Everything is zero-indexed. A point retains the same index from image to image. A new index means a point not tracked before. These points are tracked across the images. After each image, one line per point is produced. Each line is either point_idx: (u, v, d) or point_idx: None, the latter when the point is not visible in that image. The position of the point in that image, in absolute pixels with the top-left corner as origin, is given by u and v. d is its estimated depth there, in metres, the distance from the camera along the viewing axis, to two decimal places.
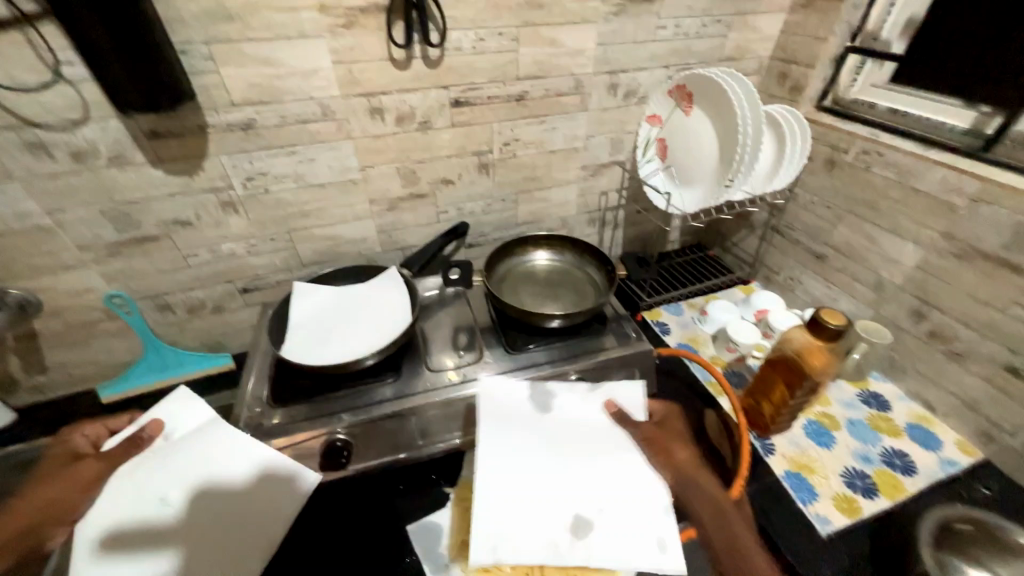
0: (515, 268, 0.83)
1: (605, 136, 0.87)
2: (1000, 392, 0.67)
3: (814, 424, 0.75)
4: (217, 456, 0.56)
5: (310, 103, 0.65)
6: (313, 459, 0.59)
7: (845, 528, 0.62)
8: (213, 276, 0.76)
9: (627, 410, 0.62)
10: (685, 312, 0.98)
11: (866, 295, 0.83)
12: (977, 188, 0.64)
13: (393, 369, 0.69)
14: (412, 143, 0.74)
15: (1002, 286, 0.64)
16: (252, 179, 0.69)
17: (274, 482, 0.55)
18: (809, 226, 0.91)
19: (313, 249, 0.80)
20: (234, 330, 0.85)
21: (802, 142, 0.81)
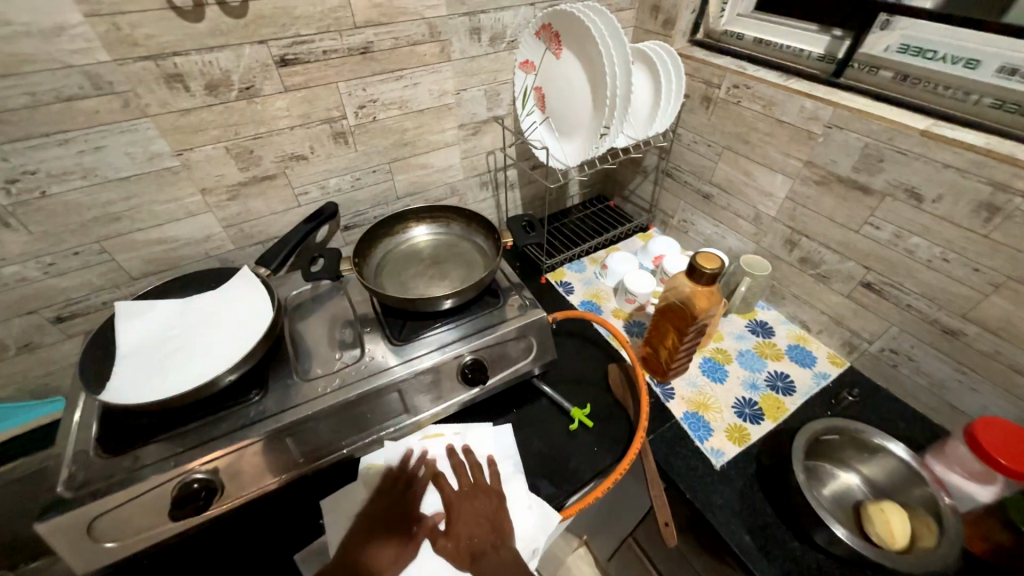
0: (396, 249, 0.75)
1: (478, 89, 0.79)
2: (858, 305, 0.73)
3: (709, 361, 0.78)
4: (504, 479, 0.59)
5: (71, 74, 0.50)
6: (166, 507, 0.51)
7: (735, 457, 0.65)
8: (5, 308, 0.61)
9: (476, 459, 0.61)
10: (587, 268, 0.96)
11: (748, 229, 0.86)
12: (830, 114, 0.65)
13: (258, 384, 0.59)
14: (238, 115, 0.61)
15: (856, 207, 0.67)
16: (17, 181, 0.53)
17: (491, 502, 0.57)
18: (694, 166, 0.91)
19: (142, 258, 0.66)
20: (63, 366, 0.70)
21: (677, 78, 0.78)
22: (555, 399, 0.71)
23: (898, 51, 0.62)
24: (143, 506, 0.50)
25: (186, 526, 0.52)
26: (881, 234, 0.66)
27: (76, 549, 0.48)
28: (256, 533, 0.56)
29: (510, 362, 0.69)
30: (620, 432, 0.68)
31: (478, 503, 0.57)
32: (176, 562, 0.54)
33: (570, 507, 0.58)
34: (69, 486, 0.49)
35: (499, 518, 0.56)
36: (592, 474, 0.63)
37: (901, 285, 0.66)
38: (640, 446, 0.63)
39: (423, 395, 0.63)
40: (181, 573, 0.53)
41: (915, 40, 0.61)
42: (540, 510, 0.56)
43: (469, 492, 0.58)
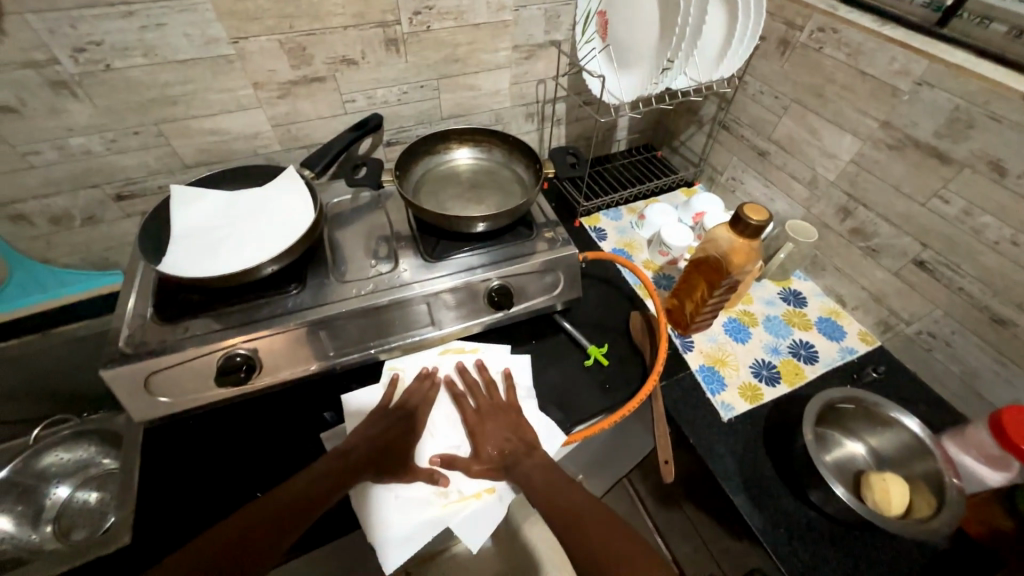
0: (436, 169, 0.75)
1: (538, 7, 0.74)
2: (904, 284, 0.70)
3: (734, 322, 0.77)
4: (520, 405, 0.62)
5: None
6: (212, 373, 0.56)
7: (744, 412, 0.66)
8: (72, 179, 0.64)
9: (492, 381, 0.63)
10: (624, 217, 0.94)
11: (801, 194, 0.81)
12: (923, 68, 0.59)
13: (297, 279, 0.63)
14: (294, 6, 0.60)
15: (927, 177, 0.62)
16: (83, 50, 0.54)
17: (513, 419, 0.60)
18: (755, 120, 0.85)
19: (195, 147, 0.68)
20: (121, 244, 0.75)
21: (756, 13, 0.70)
22: (573, 336, 0.73)
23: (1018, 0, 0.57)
24: (191, 370, 0.55)
25: (225, 394, 0.58)
26: (948, 209, 0.62)
27: (133, 398, 0.54)
28: (288, 411, 0.62)
29: (535, 292, 0.70)
30: (634, 374, 0.69)
31: (499, 418, 0.60)
32: (216, 426, 0.60)
33: (574, 435, 0.61)
34: (129, 343, 0.54)
35: (521, 429, 0.59)
36: (601, 407, 0.66)
37: (956, 265, 0.63)
38: (651, 389, 0.65)
39: (450, 311, 0.66)
40: (220, 435, 0.59)
41: None
42: (546, 427, 0.60)
43: (489, 410, 0.60)
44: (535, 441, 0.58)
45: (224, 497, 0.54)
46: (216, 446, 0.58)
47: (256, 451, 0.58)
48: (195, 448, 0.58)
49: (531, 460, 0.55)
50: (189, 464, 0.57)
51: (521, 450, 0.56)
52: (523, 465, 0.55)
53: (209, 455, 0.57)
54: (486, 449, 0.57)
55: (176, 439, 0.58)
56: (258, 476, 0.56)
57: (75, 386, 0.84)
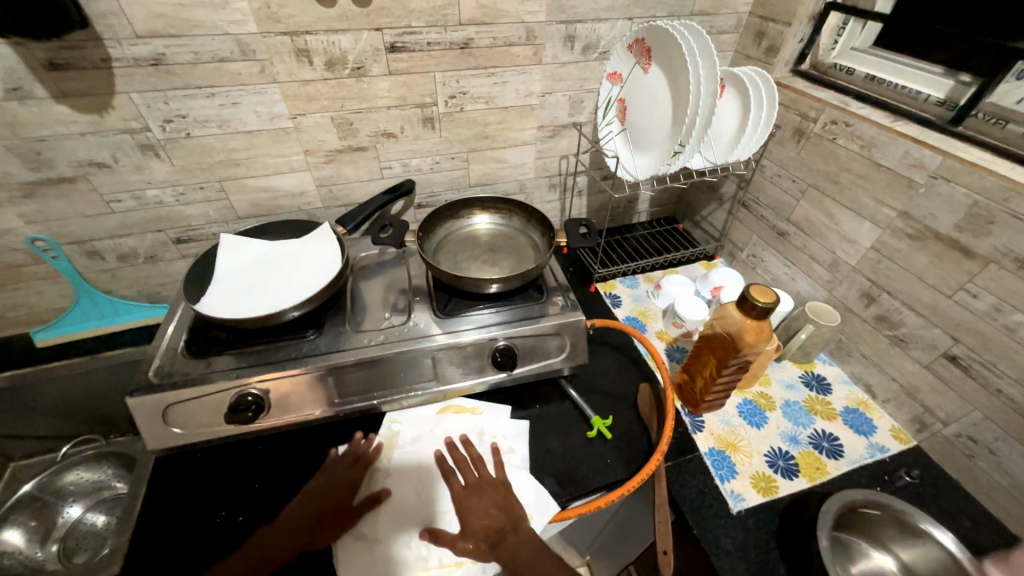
0: (458, 231, 0.80)
1: (563, 94, 0.82)
2: (938, 380, 0.65)
3: (749, 403, 0.74)
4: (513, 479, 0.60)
5: (226, 40, 0.60)
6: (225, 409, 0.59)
7: (757, 506, 0.61)
8: (143, 223, 0.74)
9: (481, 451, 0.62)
10: (640, 286, 0.95)
11: (822, 275, 0.80)
12: (938, 163, 0.60)
13: (316, 325, 0.67)
14: (346, 90, 0.69)
15: (951, 269, 0.60)
16: (171, 122, 0.65)
17: (500, 493, 0.58)
18: (773, 201, 0.86)
19: (249, 202, 0.77)
20: (173, 280, 0.84)
21: (771, 105, 0.74)
22: (578, 404, 0.72)
23: None
24: (207, 404, 0.59)
25: (235, 430, 0.61)
26: (978, 304, 0.58)
27: (152, 426, 0.58)
28: (289, 454, 0.63)
29: (540, 357, 0.70)
30: (637, 451, 0.66)
31: (486, 491, 0.58)
32: (221, 462, 0.62)
33: (568, 510, 0.58)
34: (158, 373, 0.59)
35: (510, 504, 0.57)
36: (600, 483, 0.63)
37: (993, 365, 0.58)
38: (655, 469, 0.62)
39: (454, 368, 0.67)
40: (223, 471, 0.61)
41: None
42: (536, 498, 0.58)
43: (475, 483, 0.58)
44: (523, 520, 0.56)
45: (216, 536, 0.55)
46: (218, 481, 0.60)
47: (251, 492, 0.59)
48: (198, 481, 0.60)
49: (515, 538, 0.54)
50: (190, 496, 0.59)
51: (508, 527, 0.55)
52: (508, 543, 0.53)
53: (209, 489, 0.59)
54: (472, 526, 0.55)
55: (183, 470, 0.61)
56: (251, 517, 0.57)
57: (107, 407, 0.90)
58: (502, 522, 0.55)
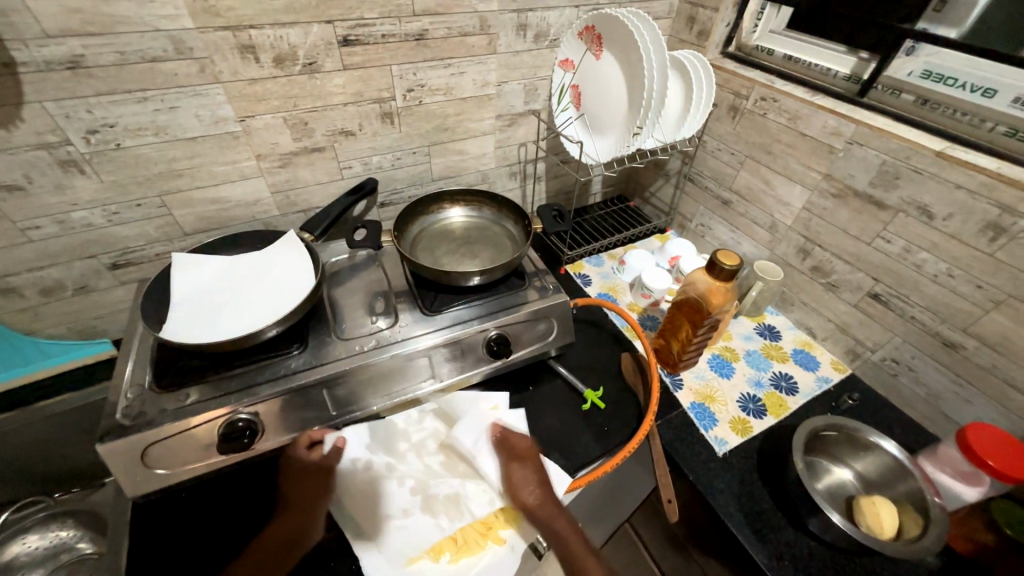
0: (431, 227, 0.80)
1: (518, 83, 0.83)
2: (865, 315, 0.76)
3: (717, 357, 0.82)
4: None
5: (157, 37, 0.54)
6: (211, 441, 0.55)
7: (738, 446, 0.69)
8: (70, 251, 0.65)
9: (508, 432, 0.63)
10: (606, 263, 1.00)
11: (763, 236, 0.90)
12: (852, 130, 0.69)
13: (298, 339, 0.64)
14: (298, 88, 0.65)
15: (869, 220, 0.71)
16: (96, 132, 0.57)
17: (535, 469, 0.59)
18: (715, 173, 0.95)
19: (196, 216, 0.71)
20: (111, 311, 0.75)
21: (706, 87, 0.81)
22: (569, 380, 0.75)
23: (921, 76, 0.66)
24: (188, 440, 0.54)
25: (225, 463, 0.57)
26: (891, 248, 0.70)
27: (128, 471, 0.53)
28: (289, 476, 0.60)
29: (530, 341, 0.73)
30: (630, 415, 0.71)
31: (530, 467, 0.60)
32: (212, 497, 0.57)
33: (579, 479, 0.62)
34: (128, 414, 0.54)
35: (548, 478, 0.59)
36: (602, 450, 0.67)
37: (906, 297, 0.70)
38: (649, 428, 0.68)
39: (449, 364, 0.67)
40: (217, 505, 0.57)
41: (938, 66, 0.64)
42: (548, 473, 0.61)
43: (521, 459, 0.60)
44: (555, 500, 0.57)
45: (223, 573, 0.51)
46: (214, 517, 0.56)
47: (255, 523, 0.56)
48: (189, 521, 0.55)
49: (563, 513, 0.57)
50: (187, 540, 0.54)
51: (554, 500, 0.57)
52: (557, 515, 0.56)
53: (204, 526, 0.55)
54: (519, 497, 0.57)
55: (169, 513, 0.56)
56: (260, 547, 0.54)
57: (57, 457, 0.82)
58: (546, 493, 0.58)
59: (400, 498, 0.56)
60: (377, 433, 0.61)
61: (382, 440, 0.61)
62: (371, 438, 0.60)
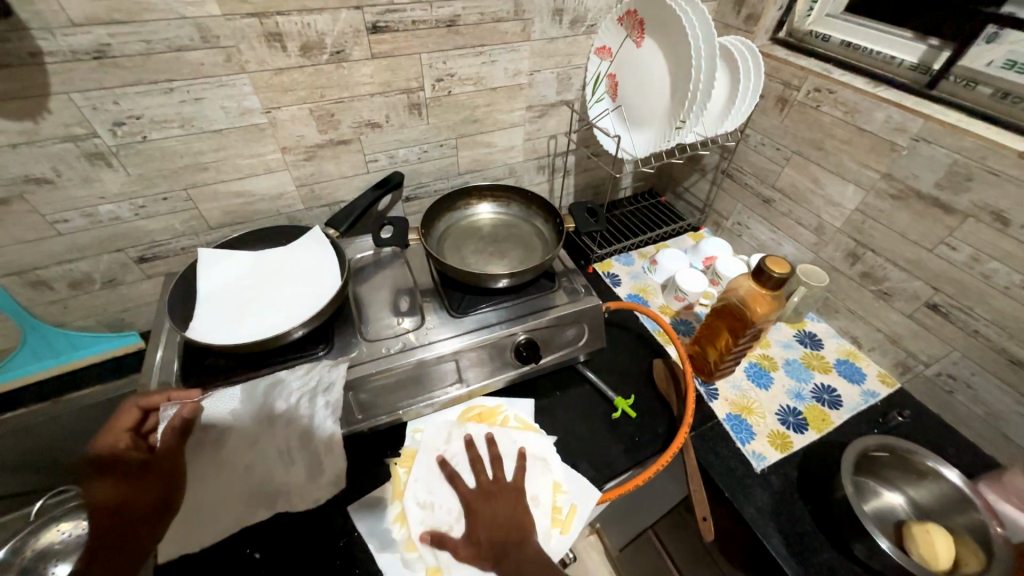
0: (457, 224, 0.77)
1: (552, 71, 0.78)
2: (920, 326, 0.71)
3: (755, 366, 0.78)
4: (545, 466, 0.60)
5: (183, 25, 0.52)
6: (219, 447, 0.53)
7: (777, 462, 0.66)
8: (97, 244, 0.65)
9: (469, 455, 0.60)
10: (636, 262, 0.96)
11: (808, 239, 0.84)
12: (919, 126, 0.63)
13: (324, 340, 0.62)
14: (325, 78, 0.63)
15: (933, 225, 0.65)
16: (122, 124, 0.56)
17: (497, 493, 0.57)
18: (758, 169, 0.89)
19: (221, 210, 0.70)
20: (139, 304, 0.75)
21: (756, 75, 0.75)
22: (598, 387, 0.72)
23: (1003, 67, 0.59)
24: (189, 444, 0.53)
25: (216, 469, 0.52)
26: (956, 255, 0.64)
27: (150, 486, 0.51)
28: None
29: (559, 345, 0.70)
30: (663, 425, 0.68)
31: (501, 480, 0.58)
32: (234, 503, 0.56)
33: (609, 492, 0.59)
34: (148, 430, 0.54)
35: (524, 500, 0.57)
36: (632, 462, 0.64)
37: (969, 309, 0.65)
38: (683, 440, 0.64)
39: (477, 368, 0.65)
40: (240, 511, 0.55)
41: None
42: (580, 486, 0.59)
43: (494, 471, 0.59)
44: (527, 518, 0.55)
45: None
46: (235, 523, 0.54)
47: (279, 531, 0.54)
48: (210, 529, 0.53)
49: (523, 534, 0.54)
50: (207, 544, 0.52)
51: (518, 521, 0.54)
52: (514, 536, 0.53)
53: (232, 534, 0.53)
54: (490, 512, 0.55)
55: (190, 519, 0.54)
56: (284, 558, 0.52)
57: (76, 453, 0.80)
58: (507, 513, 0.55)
59: (255, 473, 0.53)
60: (255, 395, 0.55)
61: (250, 409, 0.54)
62: (240, 405, 0.55)
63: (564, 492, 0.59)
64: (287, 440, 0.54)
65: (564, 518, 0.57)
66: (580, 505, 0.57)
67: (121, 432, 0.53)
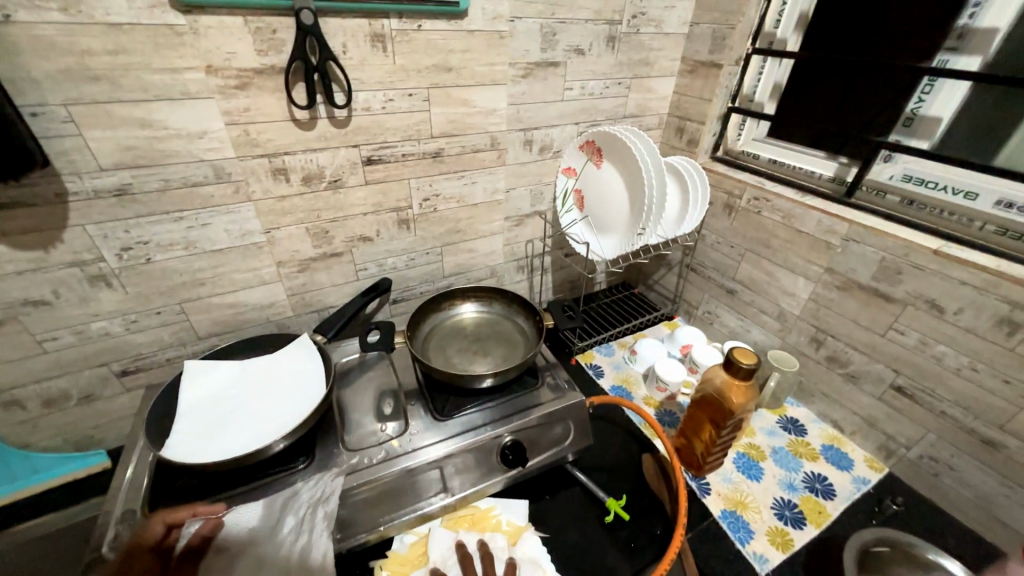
0: (443, 324, 0.81)
1: (526, 188, 0.89)
2: (892, 409, 0.74)
3: (743, 457, 0.77)
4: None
5: (200, 166, 0.59)
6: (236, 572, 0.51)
7: (781, 564, 0.62)
8: (81, 360, 0.65)
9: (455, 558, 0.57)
10: (616, 353, 1.00)
11: (773, 325, 0.90)
12: (846, 228, 0.73)
13: (305, 452, 0.61)
14: (323, 202, 0.70)
15: (879, 312, 0.72)
16: (129, 248, 0.60)
17: None
18: (717, 264, 0.98)
19: (211, 321, 0.72)
20: (112, 419, 0.73)
21: (702, 189, 0.87)
22: (589, 487, 0.70)
23: (902, 180, 0.71)
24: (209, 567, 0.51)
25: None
26: (906, 340, 0.69)
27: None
28: None
29: (545, 445, 0.69)
30: (658, 527, 0.65)
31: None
32: None
33: None
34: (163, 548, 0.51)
35: None
36: (629, 573, 0.60)
37: (931, 390, 0.68)
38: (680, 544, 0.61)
39: (462, 474, 0.63)
40: None
41: (917, 172, 0.69)
42: None
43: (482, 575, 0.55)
44: None
45: None
46: None
47: None
48: None
49: None
50: None
51: None
52: None
53: None
54: None
55: None
56: None
57: None
58: None
59: None
60: (272, 510, 0.55)
61: (265, 527, 0.53)
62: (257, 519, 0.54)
63: None
64: (285, 559, 0.51)
65: None
66: None
67: (137, 550, 0.50)
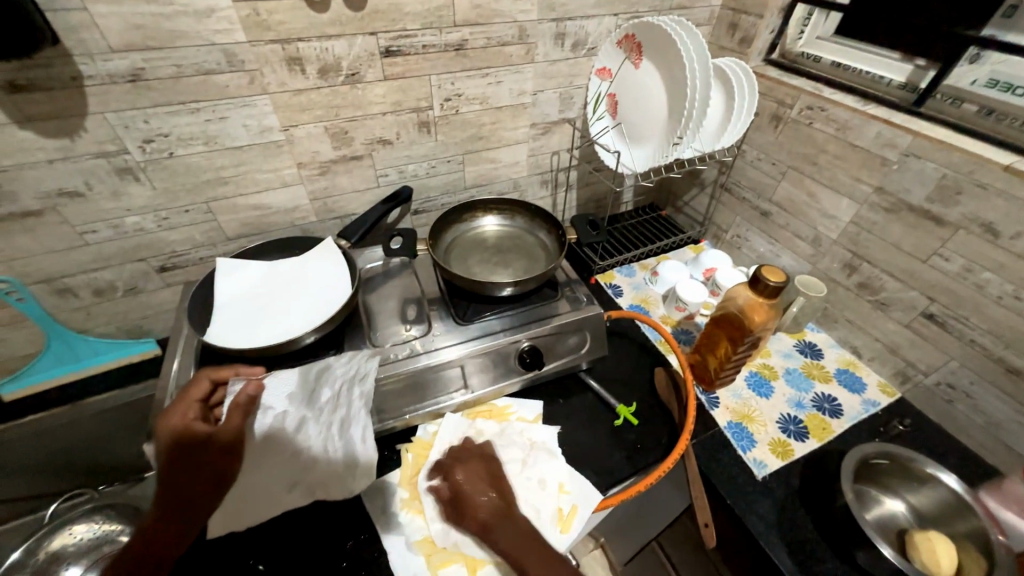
0: (464, 234, 0.80)
1: (554, 91, 0.82)
2: (918, 336, 0.72)
3: (755, 376, 0.79)
4: (548, 465, 0.62)
5: (211, 51, 0.56)
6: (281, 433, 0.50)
7: (778, 470, 0.66)
8: (121, 254, 0.68)
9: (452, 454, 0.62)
10: (637, 273, 0.98)
11: (805, 250, 0.86)
12: (908, 142, 0.66)
13: (335, 347, 0.65)
14: (340, 98, 0.67)
15: (925, 237, 0.67)
16: (151, 141, 0.60)
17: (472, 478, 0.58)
18: (755, 184, 0.92)
19: (238, 222, 0.73)
20: (157, 312, 0.78)
21: (751, 96, 0.79)
22: (600, 394, 0.73)
23: (986, 85, 0.63)
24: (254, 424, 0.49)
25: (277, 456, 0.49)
26: (949, 266, 0.66)
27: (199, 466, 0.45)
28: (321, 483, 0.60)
29: (562, 353, 0.71)
30: (664, 433, 0.69)
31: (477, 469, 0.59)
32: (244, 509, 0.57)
33: (610, 497, 0.60)
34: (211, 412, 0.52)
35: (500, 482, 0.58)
36: (633, 469, 0.64)
37: (965, 318, 0.66)
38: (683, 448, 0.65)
39: (481, 374, 0.67)
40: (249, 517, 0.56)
41: (1005, 75, 0.62)
42: (582, 490, 0.60)
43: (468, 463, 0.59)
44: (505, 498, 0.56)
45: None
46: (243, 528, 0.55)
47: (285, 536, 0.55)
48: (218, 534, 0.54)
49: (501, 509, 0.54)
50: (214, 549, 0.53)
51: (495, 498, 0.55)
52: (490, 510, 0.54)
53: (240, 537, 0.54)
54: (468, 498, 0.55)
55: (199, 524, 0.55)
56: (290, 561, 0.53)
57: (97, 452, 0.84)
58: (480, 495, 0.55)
59: (304, 462, 0.51)
60: (308, 379, 0.56)
61: (304, 391, 0.54)
62: (295, 388, 0.54)
63: (568, 494, 0.60)
64: (325, 426, 0.53)
65: (566, 518, 0.57)
66: (582, 510, 0.58)
67: (189, 403, 0.51)
